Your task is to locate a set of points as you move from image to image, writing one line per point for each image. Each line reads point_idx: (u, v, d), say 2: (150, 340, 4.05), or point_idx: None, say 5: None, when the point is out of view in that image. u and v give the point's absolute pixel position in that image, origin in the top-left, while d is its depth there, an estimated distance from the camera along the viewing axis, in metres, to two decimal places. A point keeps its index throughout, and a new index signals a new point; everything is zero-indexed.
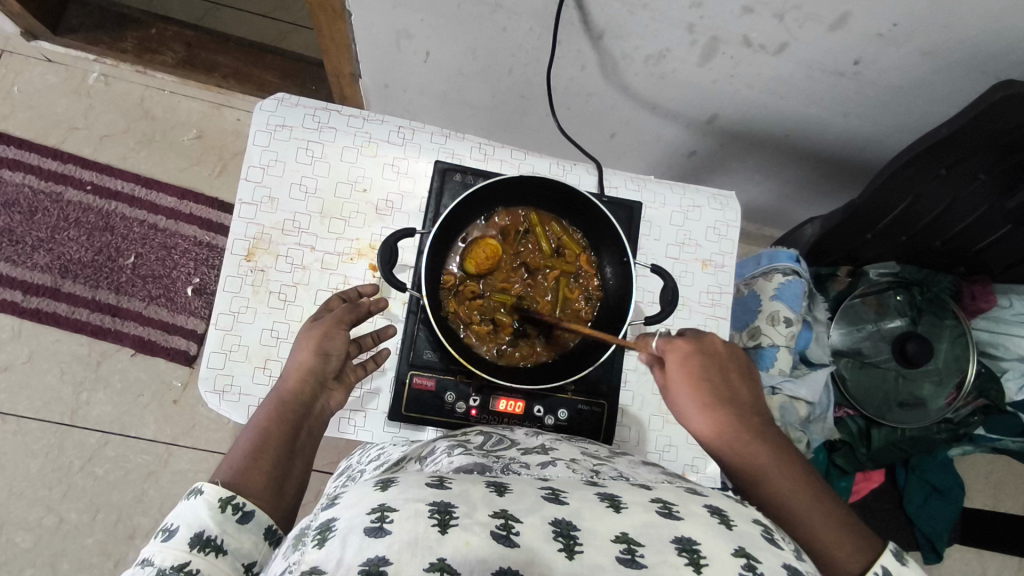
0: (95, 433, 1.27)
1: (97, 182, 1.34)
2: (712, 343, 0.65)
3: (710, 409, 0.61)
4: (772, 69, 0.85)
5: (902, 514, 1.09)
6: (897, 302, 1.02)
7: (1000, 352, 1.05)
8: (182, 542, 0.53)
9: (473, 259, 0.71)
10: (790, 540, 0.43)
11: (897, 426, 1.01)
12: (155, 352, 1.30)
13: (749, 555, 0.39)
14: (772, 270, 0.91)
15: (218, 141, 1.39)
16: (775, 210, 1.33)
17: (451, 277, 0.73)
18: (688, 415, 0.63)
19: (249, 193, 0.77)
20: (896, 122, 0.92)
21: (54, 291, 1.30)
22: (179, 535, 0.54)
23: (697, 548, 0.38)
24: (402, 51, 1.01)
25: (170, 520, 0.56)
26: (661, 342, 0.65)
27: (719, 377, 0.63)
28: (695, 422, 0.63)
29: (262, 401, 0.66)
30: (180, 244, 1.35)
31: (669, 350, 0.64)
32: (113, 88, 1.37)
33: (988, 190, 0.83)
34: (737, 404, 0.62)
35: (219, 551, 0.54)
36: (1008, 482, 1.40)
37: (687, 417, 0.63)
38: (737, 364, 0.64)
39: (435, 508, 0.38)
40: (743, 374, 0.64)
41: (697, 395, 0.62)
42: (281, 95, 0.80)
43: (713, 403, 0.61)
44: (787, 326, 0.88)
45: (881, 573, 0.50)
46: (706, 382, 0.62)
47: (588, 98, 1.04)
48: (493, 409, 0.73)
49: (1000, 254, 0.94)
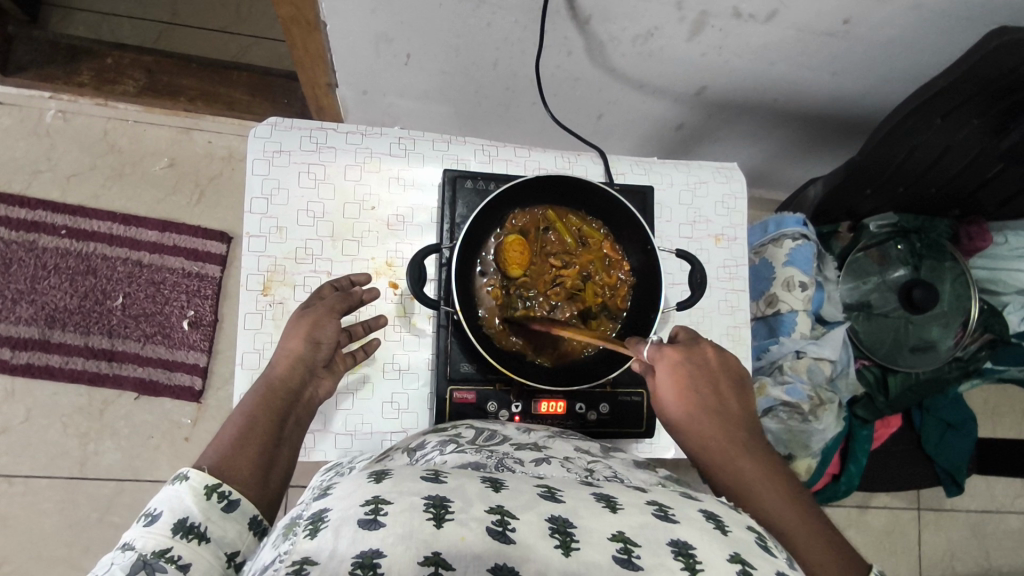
0: (108, 482, 1.23)
1: (72, 225, 1.28)
2: (702, 352, 0.69)
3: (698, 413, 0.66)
4: (762, 36, 0.85)
5: (920, 453, 1.13)
6: (898, 252, 1.05)
7: (1000, 287, 1.10)
8: (165, 528, 0.55)
9: (512, 261, 0.71)
10: (783, 549, 0.46)
11: (911, 370, 1.04)
12: (159, 393, 1.27)
13: (744, 562, 0.42)
14: (780, 236, 0.93)
15: (192, 166, 1.33)
16: (763, 172, 1.34)
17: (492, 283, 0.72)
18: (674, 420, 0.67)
19: (257, 226, 0.75)
20: (884, 74, 0.93)
21: (44, 343, 1.25)
22: (162, 519, 0.55)
23: (693, 553, 0.41)
24: (381, 55, 0.97)
25: (152, 505, 0.57)
26: (653, 350, 0.68)
27: (705, 386, 0.67)
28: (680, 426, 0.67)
29: (248, 390, 0.69)
30: (169, 278, 1.31)
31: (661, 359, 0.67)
32: (73, 124, 1.30)
33: (981, 133, 0.84)
34: (725, 416, 0.66)
35: (202, 538, 0.56)
36: (1008, 407, 1.46)
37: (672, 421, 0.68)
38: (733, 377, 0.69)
39: (429, 502, 0.41)
40: (732, 387, 0.68)
41: (683, 402, 0.66)
42: (274, 119, 0.77)
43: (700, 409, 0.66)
44: (803, 290, 0.91)
45: None
46: (692, 388, 0.67)
47: (576, 84, 1.01)
48: (535, 413, 0.73)
49: (994, 192, 0.97)
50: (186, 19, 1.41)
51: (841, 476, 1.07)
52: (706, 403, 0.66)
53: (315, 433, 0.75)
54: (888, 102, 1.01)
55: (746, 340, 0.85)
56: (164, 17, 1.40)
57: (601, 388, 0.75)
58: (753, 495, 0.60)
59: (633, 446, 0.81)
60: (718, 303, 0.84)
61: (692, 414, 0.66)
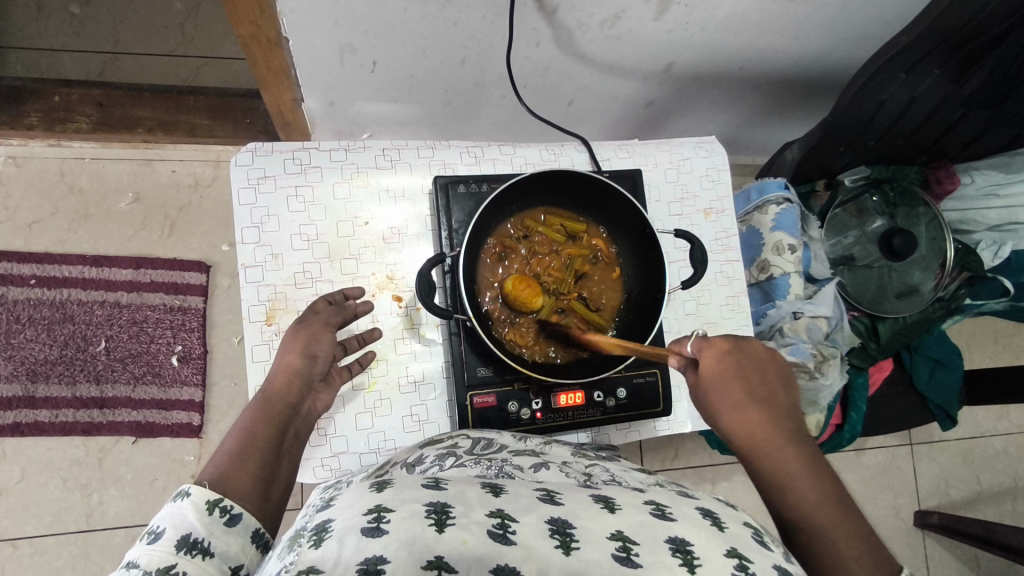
0: (119, 531, 1.20)
1: (41, 273, 1.23)
2: (751, 351, 0.66)
3: (751, 405, 0.63)
4: (727, 9, 0.86)
5: (914, 393, 1.19)
6: (874, 204, 1.12)
7: (970, 226, 1.18)
8: (168, 546, 0.51)
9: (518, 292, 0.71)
10: (779, 544, 0.49)
11: (898, 315, 1.12)
12: (158, 433, 1.24)
13: (741, 556, 0.44)
14: (765, 202, 1.02)
15: (159, 199, 1.29)
16: (733, 139, 1.36)
17: (495, 307, 0.74)
18: (722, 412, 0.64)
19: (251, 255, 0.75)
20: (844, 32, 0.95)
21: (29, 399, 1.20)
22: (164, 537, 0.52)
23: (690, 549, 0.43)
24: (346, 66, 0.91)
25: (154, 523, 0.53)
26: (699, 343, 0.66)
27: (758, 379, 0.65)
28: (729, 418, 0.63)
29: (245, 406, 0.68)
30: (150, 315, 1.27)
31: (706, 350, 0.65)
32: (26, 168, 1.24)
33: (943, 84, 0.87)
34: (775, 404, 0.64)
35: (206, 553, 0.52)
36: (985, 339, 1.53)
37: (720, 413, 0.64)
38: (776, 369, 0.67)
39: (432, 509, 0.43)
40: (783, 383, 0.66)
41: (736, 392, 0.63)
42: (253, 144, 0.78)
43: (748, 397, 0.63)
44: (792, 252, 1.00)
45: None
46: (743, 379, 0.64)
47: (546, 73, 0.98)
48: (555, 406, 0.76)
49: (959, 134, 1.03)
50: (130, 47, 1.36)
51: (844, 425, 1.13)
52: (755, 394, 0.63)
53: (339, 455, 0.75)
54: (851, 59, 1.03)
55: (747, 307, 0.88)
56: (106, 46, 1.35)
57: (616, 374, 0.78)
58: (795, 499, 0.58)
59: (651, 424, 0.84)
60: (715, 274, 0.87)
61: (734, 401, 0.63)
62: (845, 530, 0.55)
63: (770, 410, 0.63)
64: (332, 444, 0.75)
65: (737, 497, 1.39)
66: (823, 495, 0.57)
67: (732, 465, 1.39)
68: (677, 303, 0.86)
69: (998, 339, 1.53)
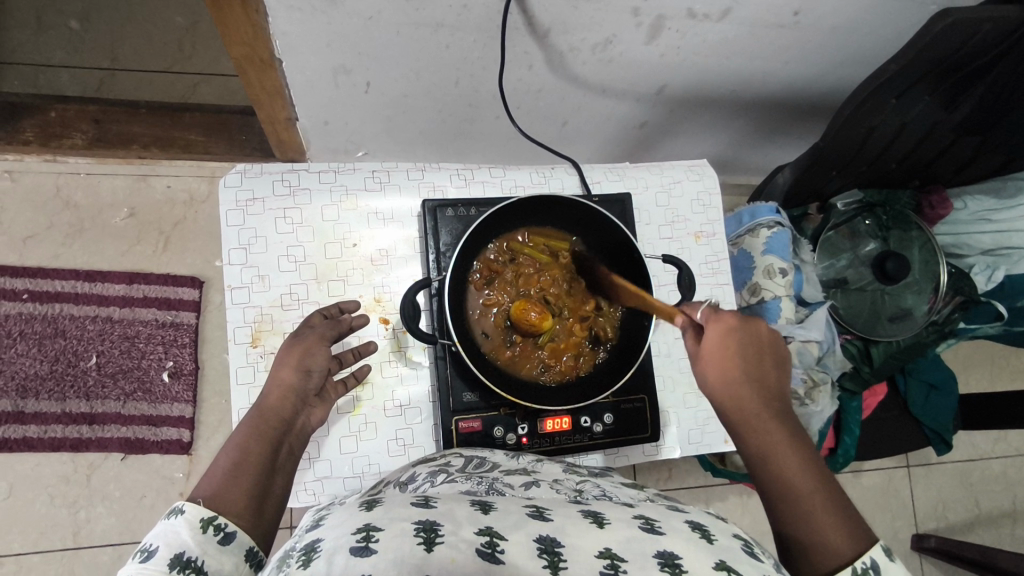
0: (106, 549, 1.19)
1: (34, 288, 1.23)
2: (757, 329, 0.66)
3: (739, 388, 0.63)
4: (717, 34, 0.86)
5: (908, 417, 1.18)
6: (867, 227, 1.14)
7: (965, 250, 1.19)
8: (161, 565, 0.51)
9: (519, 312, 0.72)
10: (769, 553, 0.48)
11: (891, 340, 1.12)
12: (147, 450, 1.23)
13: (730, 568, 0.43)
14: (757, 226, 1.02)
15: (154, 215, 1.29)
16: (726, 159, 1.36)
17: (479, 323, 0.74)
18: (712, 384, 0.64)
19: (238, 277, 0.75)
20: (836, 57, 0.96)
21: (18, 415, 1.20)
22: (157, 555, 0.52)
23: (678, 562, 0.43)
24: (340, 86, 0.91)
25: (148, 541, 0.54)
26: (709, 313, 0.65)
27: (755, 359, 0.64)
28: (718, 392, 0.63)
29: (240, 421, 0.66)
30: (142, 330, 1.27)
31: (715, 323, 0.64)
32: (22, 183, 1.24)
33: (933, 108, 0.87)
34: (765, 387, 0.63)
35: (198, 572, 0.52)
36: (981, 362, 1.52)
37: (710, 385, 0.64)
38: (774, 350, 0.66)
39: (421, 527, 0.42)
40: (777, 360, 0.66)
41: (729, 368, 0.63)
42: (242, 166, 0.78)
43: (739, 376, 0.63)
44: (783, 276, 1.00)
45: (869, 564, 0.54)
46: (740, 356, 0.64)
47: (538, 95, 0.98)
48: (542, 432, 0.75)
49: (951, 159, 1.03)
50: (128, 63, 1.37)
51: (837, 448, 1.12)
52: (751, 373, 0.63)
53: (323, 480, 0.74)
54: (843, 82, 1.04)
55: None
56: (103, 63, 1.36)
57: (604, 399, 0.77)
58: (782, 471, 0.59)
59: (638, 450, 0.83)
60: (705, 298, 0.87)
61: (725, 382, 0.63)
62: (828, 507, 0.56)
63: (761, 390, 0.63)
64: (316, 468, 0.74)
65: (732, 520, 1.38)
66: (808, 480, 0.58)
67: (727, 488, 1.38)
68: (666, 327, 0.86)
69: (994, 360, 1.53)
